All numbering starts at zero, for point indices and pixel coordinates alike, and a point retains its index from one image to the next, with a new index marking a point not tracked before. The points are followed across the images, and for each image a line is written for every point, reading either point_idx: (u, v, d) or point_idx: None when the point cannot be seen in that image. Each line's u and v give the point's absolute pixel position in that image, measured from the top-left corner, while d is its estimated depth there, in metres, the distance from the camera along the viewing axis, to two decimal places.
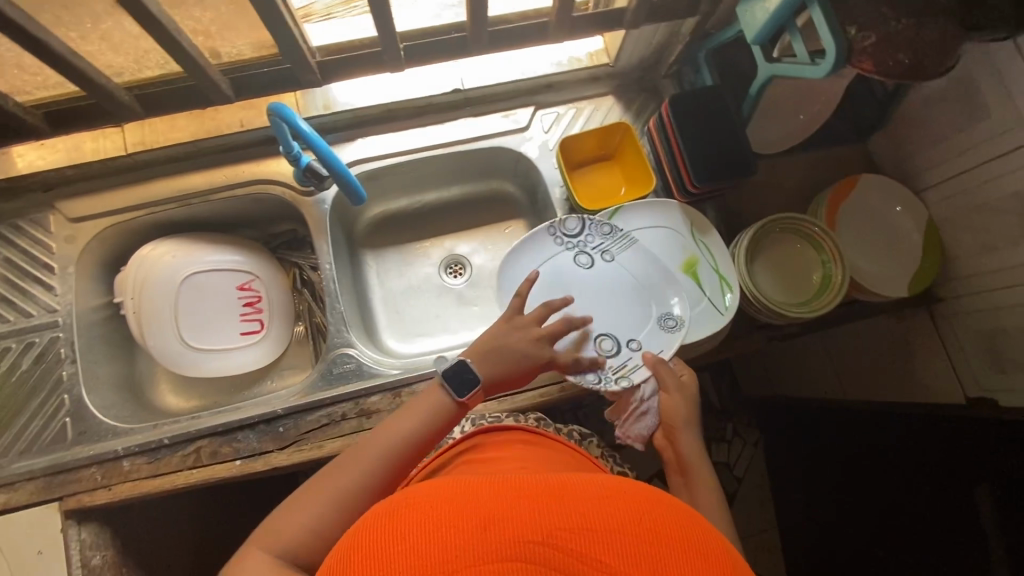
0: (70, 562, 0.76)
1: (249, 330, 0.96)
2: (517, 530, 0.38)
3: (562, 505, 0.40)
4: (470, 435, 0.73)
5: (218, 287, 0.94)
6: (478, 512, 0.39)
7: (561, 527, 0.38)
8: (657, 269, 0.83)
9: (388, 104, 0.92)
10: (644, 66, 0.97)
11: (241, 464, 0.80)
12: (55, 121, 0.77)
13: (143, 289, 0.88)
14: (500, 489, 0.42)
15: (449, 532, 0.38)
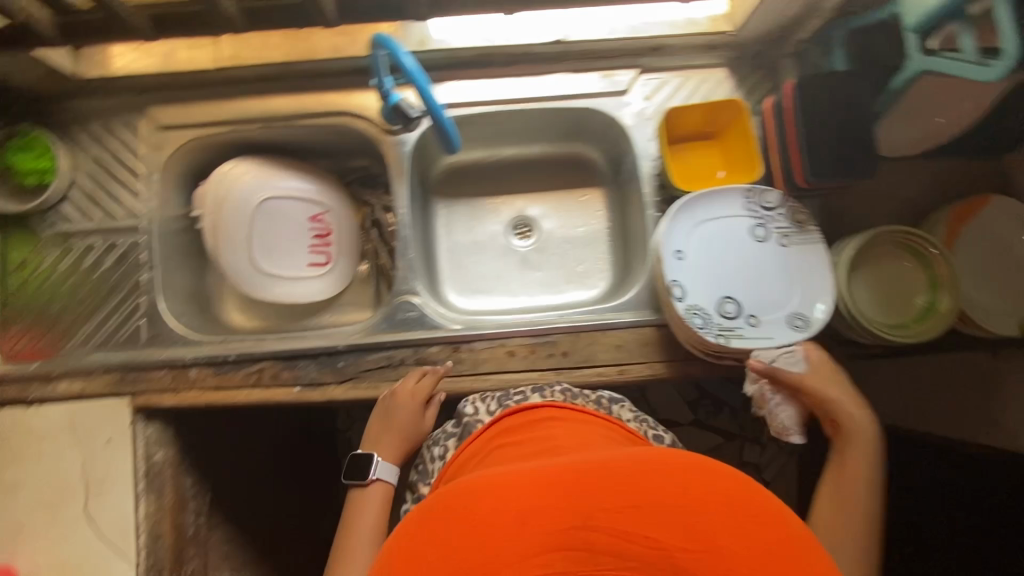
0: (135, 454, 0.83)
1: (315, 260, 0.96)
2: (561, 518, 0.40)
3: (591, 485, 0.42)
4: (500, 417, 0.69)
5: (289, 214, 0.94)
6: (511, 504, 0.42)
7: (603, 509, 0.40)
8: (821, 270, 0.77)
9: (485, 47, 0.86)
10: (767, 39, 0.88)
11: (299, 391, 0.83)
12: (158, 25, 0.75)
13: (223, 212, 0.89)
14: (537, 478, 0.44)
15: (494, 529, 0.40)
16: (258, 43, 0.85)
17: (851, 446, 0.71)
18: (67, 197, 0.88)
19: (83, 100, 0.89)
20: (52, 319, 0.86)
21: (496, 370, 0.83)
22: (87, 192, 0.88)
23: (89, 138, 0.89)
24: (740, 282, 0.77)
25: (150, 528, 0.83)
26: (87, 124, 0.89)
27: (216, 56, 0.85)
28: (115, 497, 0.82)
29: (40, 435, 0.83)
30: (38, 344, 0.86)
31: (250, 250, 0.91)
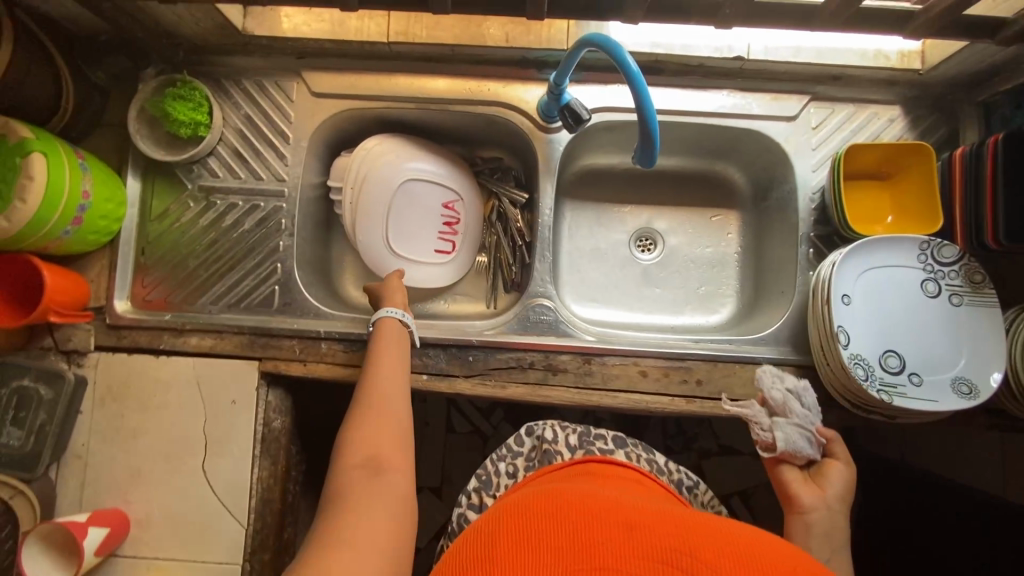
0: (257, 419, 0.82)
1: (441, 248, 0.94)
2: (667, 545, 0.45)
3: (692, 538, 0.46)
4: (586, 461, 0.68)
5: (423, 199, 0.92)
6: (617, 531, 0.46)
7: (708, 551, 0.44)
8: (994, 339, 0.72)
9: (660, 54, 0.83)
10: (955, 83, 0.83)
11: (427, 379, 0.82)
12: None
13: (362, 188, 0.89)
14: (654, 518, 0.49)
15: (608, 533, 0.46)
16: (429, 22, 0.83)
17: (813, 534, 0.60)
18: (214, 153, 0.87)
19: (240, 55, 0.87)
20: (186, 272, 0.87)
21: (626, 389, 0.81)
22: (234, 150, 0.88)
23: (241, 94, 0.87)
24: (907, 337, 0.73)
25: (262, 493, 0.83)
26: (241, 80, 0.87)
27: (386, 30, 0.83)
28: (233, 458, 0.82)
29: (167, 385, 0.83)
30: (170, 294, 0.86)
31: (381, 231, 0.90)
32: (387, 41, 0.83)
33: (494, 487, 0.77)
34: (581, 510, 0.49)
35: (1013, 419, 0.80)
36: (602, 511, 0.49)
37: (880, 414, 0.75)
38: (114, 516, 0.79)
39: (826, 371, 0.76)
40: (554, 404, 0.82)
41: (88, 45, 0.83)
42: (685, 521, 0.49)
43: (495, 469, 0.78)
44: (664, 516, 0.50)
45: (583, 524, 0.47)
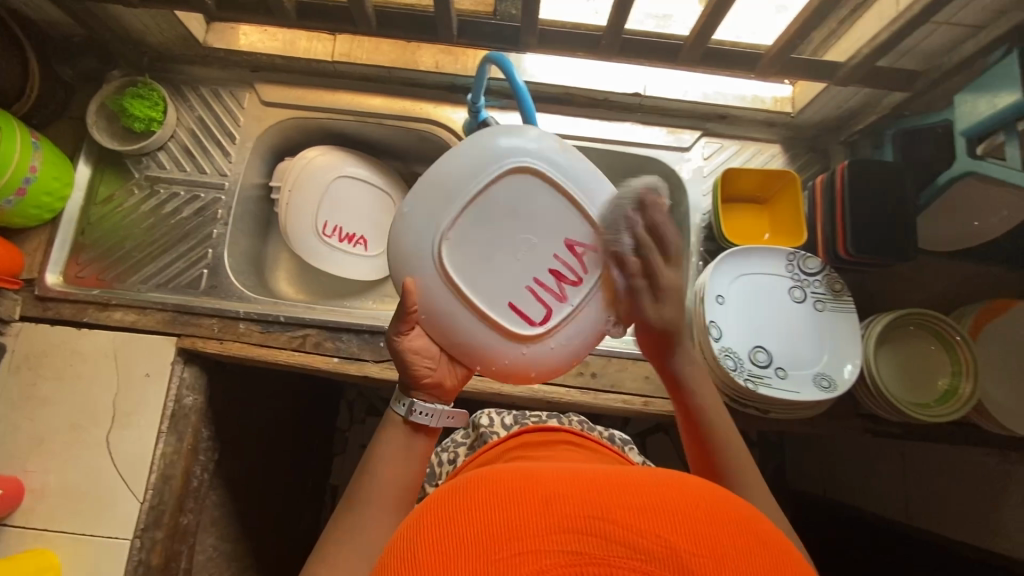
0: (167, 393, 0.85)
1: (525, 310, 0.64)
2: (576, 509, 0.34)
3: (615, 488, 0.36)
4: (520, 433, 0.71)
5: (517, 246, 0.63)
6: (531, 494, 0.35)
7: (624, 508, 0.34)
8: (850, 338, 0.80)
9: (570, 87, 0.95)
10: (823, 127, 0.96)
11: (336, 362, 0.86)
12: None
13: (454, 242, 0.62)
14: (557, 475, 0.38)
15: (507, 509, 0.34)
16: (370, 47, 0.95)
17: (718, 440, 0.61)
18: (164, 147, 0.95)
19: (200, 65, 0.97)
20: (122, 253, 0.92)
21: (526, 379, 0.86)
22: (184, 146, 0.96)
23: (197, 99, 0.97)
24: (775, 335, 0.81)
25: (163, 468, 0.84)
26: (198, 87, 0.97)
27: (331, 51, 0.94)
28: (138, 431, 0.83)
29: (83, 357, 0.85)
30: (103, 272, 0.91)
31: (472, 298, 0.62)
32: (330, 60, 0.94)
33: (437, 477, 0.82)
34: (474, 486, 0.37)
35: (881, 424, 0.86)
36: (496, 480, 0.37)
37: (754, 409, 0.79)
38: (9, 482, 0.79)
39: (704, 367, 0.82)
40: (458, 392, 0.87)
41: (60, 46, 0.93)
42: (596, 474, 0.39)
43: (438, 460, 0.84)
44: (573, 473, 0.39)
45: (472, 508, 0.35)
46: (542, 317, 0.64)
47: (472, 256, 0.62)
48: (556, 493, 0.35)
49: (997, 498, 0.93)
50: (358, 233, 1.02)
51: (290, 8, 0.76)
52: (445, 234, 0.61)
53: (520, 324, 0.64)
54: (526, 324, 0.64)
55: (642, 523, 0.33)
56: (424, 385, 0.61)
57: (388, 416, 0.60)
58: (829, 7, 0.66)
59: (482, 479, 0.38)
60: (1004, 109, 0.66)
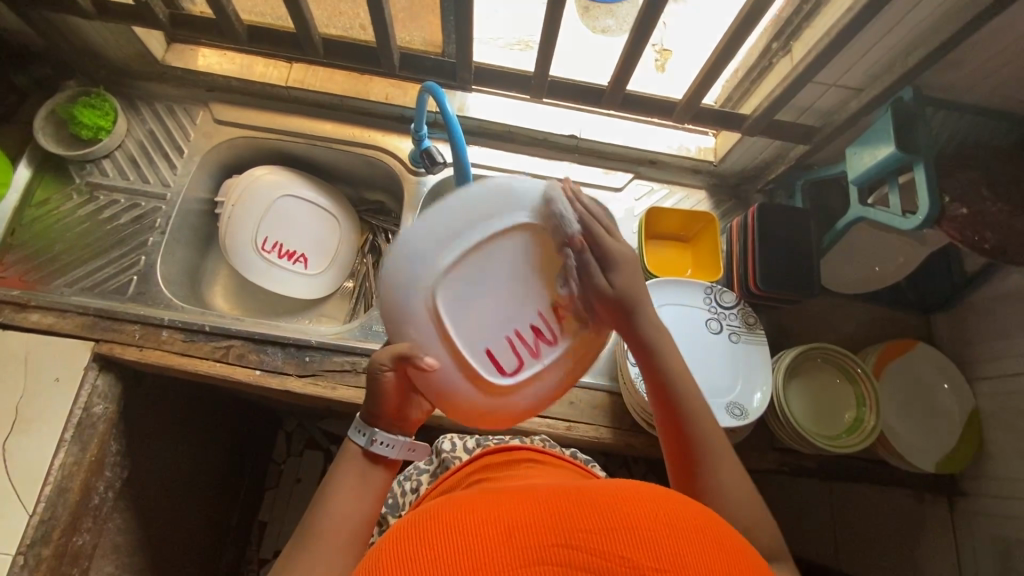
0: (76, 399, 0.82)
1: (499, 359, 0.55)
2: (540, 535, 0.35)
3: (575, 509, 0.38)
4: (478, 457, 0.69)
5: (427, 239, 0.52)
6: (499, 523, 0.36)
7: (585, 530, 0.36)
8: (761, 368, 0.84)
9: (511, 125, 1.01)
10: (743, 176, 1.04)
11: (259, 375, 0.85)
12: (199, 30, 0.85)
13: (500, 230, 0.53)
14: (517, 501, 0.40)
15: (474, 541, 0.35)
16: (323, 76, 1.00)
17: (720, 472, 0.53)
18: (110, 156, 0.97)
19: (156, 82, 1.01)
20: (50, 256, 0.91)
21: None
22: (131, 156, 0.97)
23: (150, 113, 1.00)
24: (690, 364, 0.84)
25: (59, 481, 0.79)
26: (153, 103, 1.00)
27: (286, 77, 0.99)
28: (38, 439, 0.79)
29: None
30: (26, 273, 0.89)
31: (449, 341, 0.53)
32: (285, 85, 0.99)
33: (401, 507, 0.79)
34: (432, 519, 0.38)
35: (798, 458, 0.88)
36: (457, 511, 0.38)
37: None
38: None
39: (626, 394, 0.84)
40: None
41: (17, 54, 0.95)
42: (556, 493, 0.41)
43: (401, 490, 0.81)
44: (534, 495, 0.41)
45: (436, 540, 0.35)
46: (513, 369, 0.56)
47: (494, 279, 0.54)
48: (520, 520, 0.36)
49: (913, 539, 0.95)
50: (299, 251, 1.03)
51: (242, 32, 0.82)
52: (536, 209, 0.54)
53: (485, 375, 0.55)
54: (497, 375, 0.55)
55: (602, 541, 0.35)
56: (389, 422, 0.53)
57: (347, 447, 0.52)
58: (728, 64, 0.74)
59: (444, 511, 0.39)
60: (881, 159, 0.73)
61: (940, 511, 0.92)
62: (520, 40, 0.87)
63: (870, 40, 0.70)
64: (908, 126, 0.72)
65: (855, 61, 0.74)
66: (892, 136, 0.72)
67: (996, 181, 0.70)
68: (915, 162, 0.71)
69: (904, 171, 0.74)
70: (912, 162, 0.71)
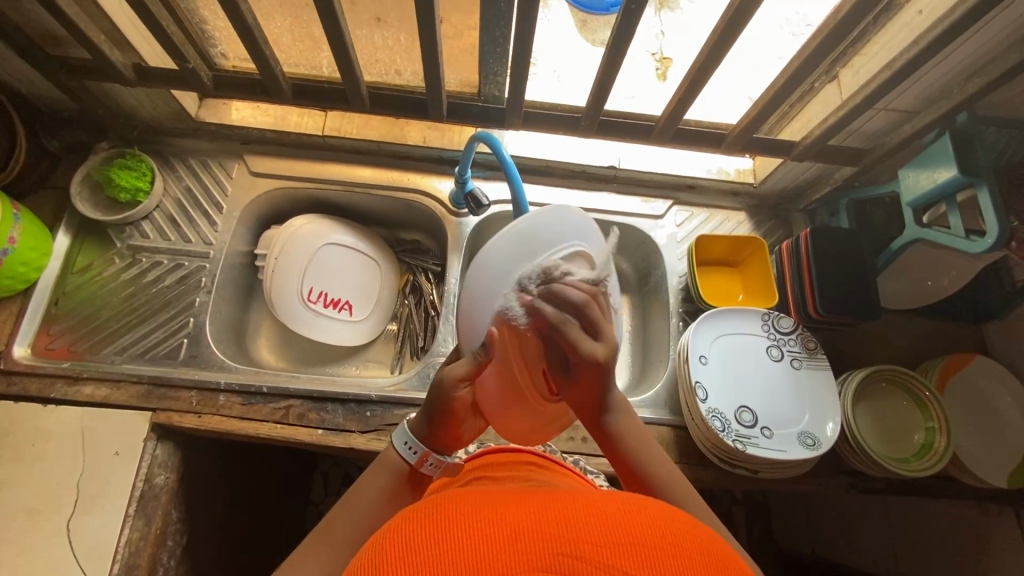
0: (137, 472, 0.80)
1: (550, 384, 0.63)
2: (544, 541, 0.33)
3: (583, 516, 0.35)
4: (477, 455, 0.64)
5: (515, 257, 0.58)
6: (503, 526, 0.34)
7: (590, 539, 0.33)
8: (827, 394, 0.83)
9: (549, 160, 1.01)
10: (783, 195, 1.04)
11: (321, 434, 0.84)
12: (237, 89, 0.84)
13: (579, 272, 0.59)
14: (525, 504, 0.37)
15: (477, 543, 0.33)
16: (360, 122, 0.99)
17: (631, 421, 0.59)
18: (149, 217, 0.95)
19: (190, 137, 1.00)
20: (98, 323, 0.89)
21: None
22: (170, 216, 0.96)
23: (185, 170, 0.98)
24: (756, 395, 0.84)
25: (127, 557, 0.77)
26: (188, 158, 0.99)
27: (321, 125, 0.99)
28: (104, 516, 0.78)
29: (48, 435, 0.80)
30: (75, 343, 0.87)
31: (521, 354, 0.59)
32: (322, 134, 0.98)
33: None
34: (437, 515, 0.36)
35: (866, 480, 0.87)
36: (463, 511, 0.36)
37: (744, 469, 0.81)
38: None
39: (692, 428, 0.84)
40: None
41: (50, 119, 0.94)
42: (565, 500, 0.38)
43: None
44: (542, 500, 0.38)
45: (440, 537, 0.34)
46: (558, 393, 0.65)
47: None
48: (523, 524, 0.34)
49: (982, 551, 0.94)
50: (343, 298, 1.02)
51: (287, 88, 0.81)
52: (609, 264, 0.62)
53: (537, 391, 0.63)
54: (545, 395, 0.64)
55: (607, 553, 0.32)
56: (444, 439, 0.59)
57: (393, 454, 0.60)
58: (784, 96, 0.74)
59: (447, 508, 0.37)
60: (942, 182, 0.73)
61: (1008, 522, 0.91)
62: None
63: (926, 68, 0.70)
64: (968, 148, 0.72)
65: (908, 87, 0.74)
66: (953, 159, 0.71)
67: None
68: (978, 185, 0.71)
69: (964, 192, 0.74)
70: (973, 184, 0.71)
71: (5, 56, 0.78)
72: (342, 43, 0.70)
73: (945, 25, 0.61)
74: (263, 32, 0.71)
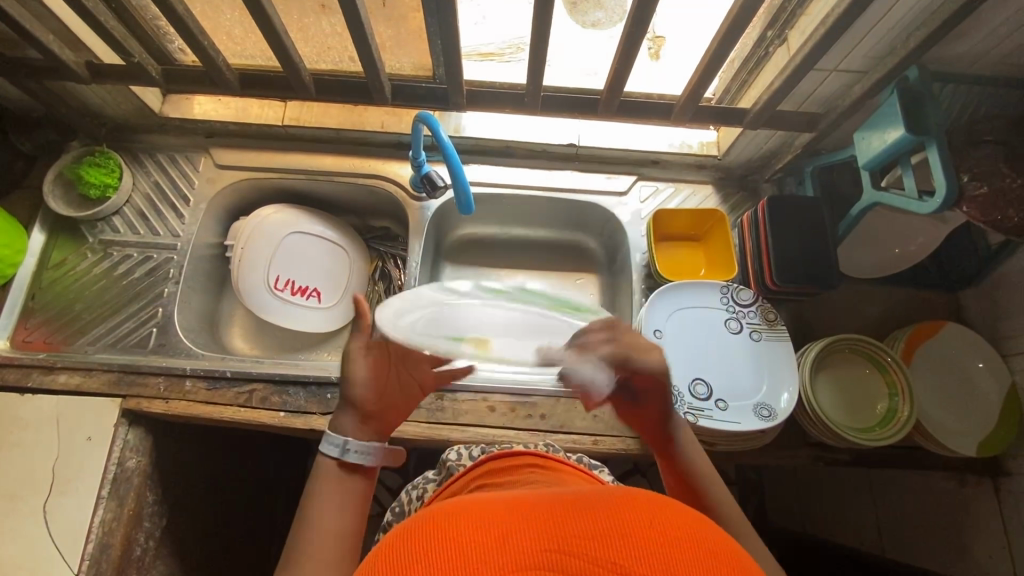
0: (109, 456, 0.83)
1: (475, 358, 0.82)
2: (536, 539, 0.34)
3: (570, 514, 0.36)
4: (481, 463, 0.66)
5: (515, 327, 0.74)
6: (496, 529, 0.35)
7: (579, 535, 0.34)
8: (787, 366, 0.82)
9: (507, 140, 1.01)
10: (750, 166, 1.02)
11: (284, 416, 0.86)
12: (188, 82, 0.85)
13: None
14: (512, 506, 0.38)
15: (470, 546, 0.33)
16: (319, 111, 1.01)
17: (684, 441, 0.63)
18: (119, 212, 0.98)
19: (158, 134, 1.02)
20: (72, 316, 0.93)
21: (475, 423, 0.86)
22: (139, 210, 0.99)
23: (154, 165, 1.01)
24: (713, 367, 0.83)
25: (101, 537, 0.81)
26: (156, 154, 1.02)
27: (282, 116, 1.00)
28: (76, 498, 0.81)
29: (24, 423, 0.84)
30: (51, 336, 0.91)
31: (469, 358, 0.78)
32: (281, 124, 1.00)
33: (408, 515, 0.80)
34: (429, 525, 0.36)
35: (832, 452, 0.86)
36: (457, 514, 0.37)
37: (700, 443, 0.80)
38: None
39: None
40: (405, 439, 0.86)
41: (21, 121, 0.97)
42: (554, 500, 0.39)
43: (409, 498, 0.81)
44: (531, 501, 0.39)
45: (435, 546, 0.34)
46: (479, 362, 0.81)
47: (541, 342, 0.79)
48: (516, 520, 0.35)
49: (961, 522, 0.92)
50: (311, 286, 1.04)
51: (233, 78, 0.82)
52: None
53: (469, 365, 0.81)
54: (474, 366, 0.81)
55: (596, 547, 0.33)
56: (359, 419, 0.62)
57: (323, 460, 0.59)
58: (724, 61, 0.72)
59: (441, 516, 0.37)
60: (892, 143, 0.71)
61: (986, 492, 0.89)
62: (512, 44, 0.86)
63: (870, 21, 0.68)
64: (917, 106, 0.69)
65: (855, 44, 0.71)
66: (901, 118, 0.69)
67: (1013, 153, 0.67)
68: (928, 143, 0.68)
69: (916, 152, 0.72)
70: (924, 143, 0.69)
71: None
72: (275, 31, 0.71)
73: None
74: (199, 23, 0.72)
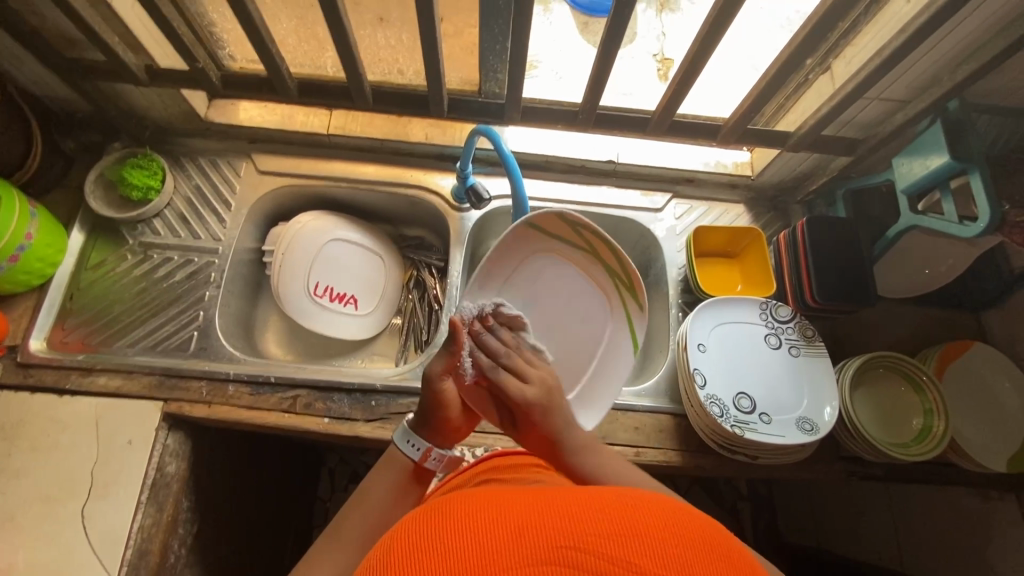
0: (149, 460, 0.82)
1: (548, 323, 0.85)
2: (550, 535, 0.34)
3: (583, 510, 0.36)
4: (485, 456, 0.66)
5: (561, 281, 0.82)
6: (510, 522, 0.35)
7: (596, 532, 0.34)
8: (826, 381, 0.84)
9: (548, 155, 1.03)
10: (781, 188, 1.05)
11: (327, 423, 0.86)
12: (243, 87, 0.86)
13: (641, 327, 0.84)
14: (531, 500, 0.38)
15: (487, 539, 0.34)
16: (364, 121, 1.02)
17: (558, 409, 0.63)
18: (160, 215, 0.98)
19: (199, 138, 1.03)
20: (110, 317, 0.92)
21: None
22: (180, 214, 0.99)
23: (195, 169, 1.01)
24: (756, 381, 0.85)
25: (139, 543, 0.80)
26: (198, 158, 1.02)
27: (327, 124, 1.02)
28: (115, 503, 0.80)
29: (62, 426, 0.82)
30: (88, 337, 0.90)
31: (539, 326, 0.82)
32: (326, 132, 1.01)
33: None
34: (448, 514, 0.37)
35: (864, 466, 0.88)
36: (477, 508, 0.37)
37: (743, 455, 0.82)
38: None
39: (691, 414, 0.85)
40: None
41: (65, 121, 0.97)
42: (568, 493, 0.39)
43: None
44: (547, 494, 0.39)
45: (454, 536, 0.34)
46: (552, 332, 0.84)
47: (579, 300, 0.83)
48: (530, 514, 0.36)
49: (986, 538, 0.94)
50: (348, 293, 1.04)
51: (292, 86, 0.84)
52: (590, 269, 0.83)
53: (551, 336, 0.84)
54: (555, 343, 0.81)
55: (609, 545, 0.33)
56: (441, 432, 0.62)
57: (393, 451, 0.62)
58: (777, 87, 0.75)
59: (460, 506, 0.38)
60: (935, 169, 0.74)
61: (1011, 508, 0.91)
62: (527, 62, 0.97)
63: (916, 56, 0.71)
64: (959, 136, 0.73)
65: (899, 76, 0.75)
66: (945, 146, 0.72)
67: None
68: (969, 171, 0.71)
69: (956, 179, 0.75)
70: (965, 170, 0.72)
71: (22, 59, 0.82)
72: (346, 42, 0.73)
73: (932, 12, 0.63)
74: (270, 32, 0.74)
